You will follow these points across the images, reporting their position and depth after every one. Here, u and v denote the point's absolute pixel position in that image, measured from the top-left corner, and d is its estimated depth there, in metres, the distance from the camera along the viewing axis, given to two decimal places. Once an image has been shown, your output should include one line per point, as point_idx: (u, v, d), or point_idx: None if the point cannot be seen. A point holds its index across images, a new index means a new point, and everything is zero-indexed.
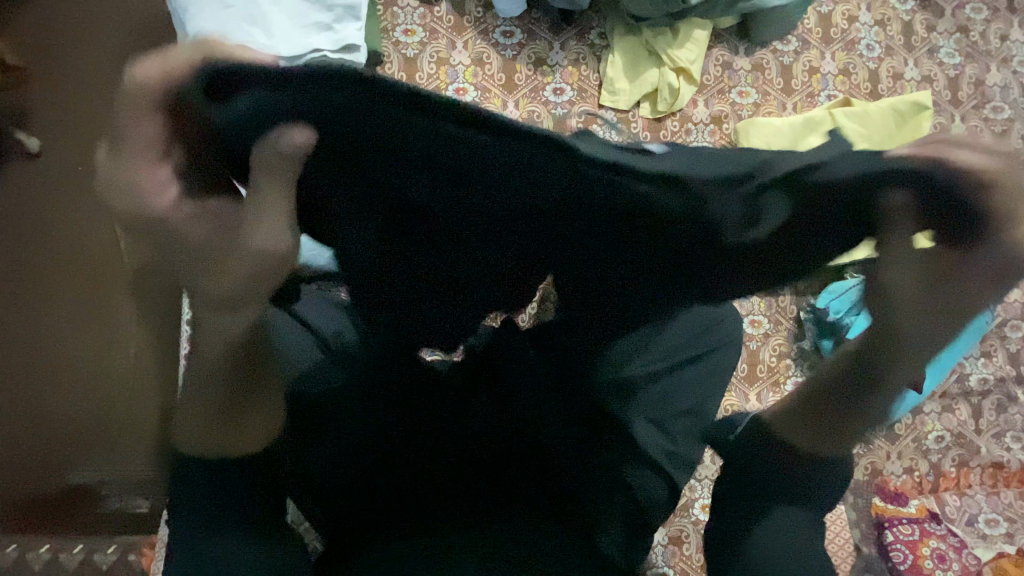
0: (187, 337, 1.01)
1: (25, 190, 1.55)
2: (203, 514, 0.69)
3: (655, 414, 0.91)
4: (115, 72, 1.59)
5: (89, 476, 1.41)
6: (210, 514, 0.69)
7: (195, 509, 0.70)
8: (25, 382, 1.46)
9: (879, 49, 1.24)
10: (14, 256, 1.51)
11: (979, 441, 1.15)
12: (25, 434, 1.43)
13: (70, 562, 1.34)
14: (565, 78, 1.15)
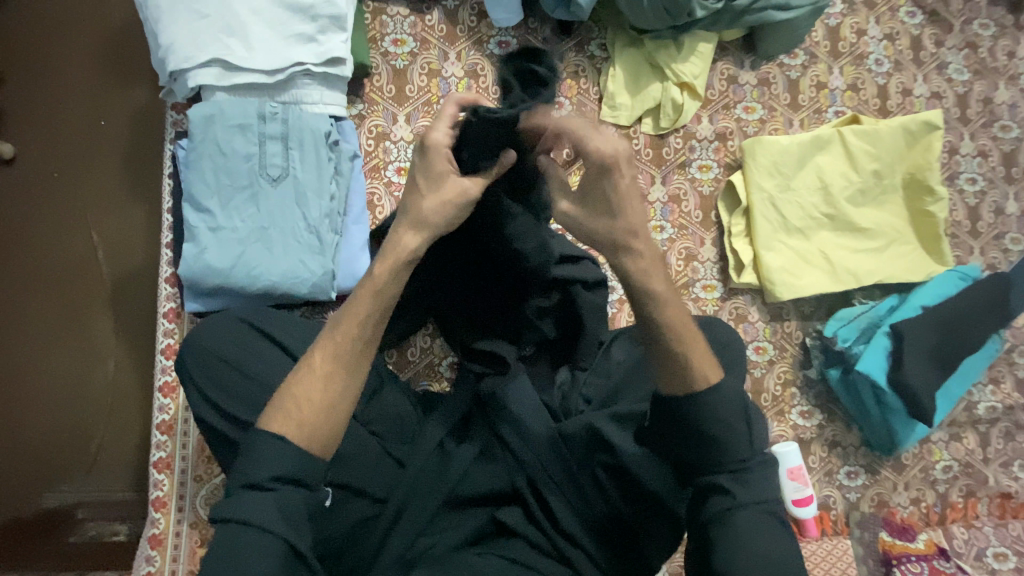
0: (163, 367, 0.95)
1: None
2: (262, 507, 0.62)
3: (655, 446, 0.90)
4: (90, 77, 1.52)
5: (67, 498, 1.35)
6: (272, 504, 0.62)
7: (252, 498, 0.62)
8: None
9: (888, 64, 1.19)
10: None
11: (987, 471, 1.12)
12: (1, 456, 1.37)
13: None
14: (563, 91, 1.09)
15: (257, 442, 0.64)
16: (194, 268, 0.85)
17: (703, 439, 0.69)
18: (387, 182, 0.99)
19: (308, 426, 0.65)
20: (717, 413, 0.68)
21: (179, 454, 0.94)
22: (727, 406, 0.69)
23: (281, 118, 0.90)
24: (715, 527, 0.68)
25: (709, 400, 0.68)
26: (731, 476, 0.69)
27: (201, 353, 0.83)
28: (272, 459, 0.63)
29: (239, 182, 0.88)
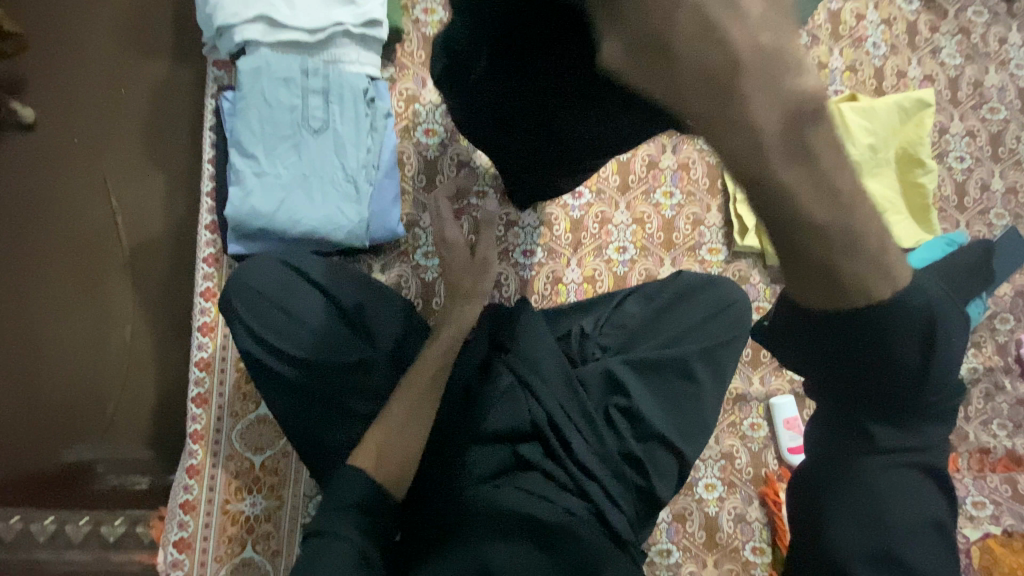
0: (202, 309, 1.01)
1: (20, 161, 1.50)
2: (338, 517, 0.69)
3: (661, 388, 1.00)
4: (114, 45, 1.56)
5: (85, 454, 1.38)
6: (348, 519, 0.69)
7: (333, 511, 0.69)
8: (22, 355, 1.43)
9: (885, 48, 1.27)
10: (12, 226, 1.48)
11: (967, 427, 1.21)
12: (23, 408, 1.40)
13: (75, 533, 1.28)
14: None
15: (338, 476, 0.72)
16: (239, 210, 0.91)
17: (864, 377, 0.48)
18: (416, 142, 1.08)
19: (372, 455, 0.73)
20: (887, 354, 0.46)
21: (216, 391, 1.00)
22: (909, 340, 0.45)
23: (324, 74, 0.96)
24: (844, 477, 0.56)
25: (888, 336, 0.45)
26: (885, 427, 0.52)
27: (246, 290, 0.85)
28: (351, 490, 0.71)
29: (283, 132, 0.94)
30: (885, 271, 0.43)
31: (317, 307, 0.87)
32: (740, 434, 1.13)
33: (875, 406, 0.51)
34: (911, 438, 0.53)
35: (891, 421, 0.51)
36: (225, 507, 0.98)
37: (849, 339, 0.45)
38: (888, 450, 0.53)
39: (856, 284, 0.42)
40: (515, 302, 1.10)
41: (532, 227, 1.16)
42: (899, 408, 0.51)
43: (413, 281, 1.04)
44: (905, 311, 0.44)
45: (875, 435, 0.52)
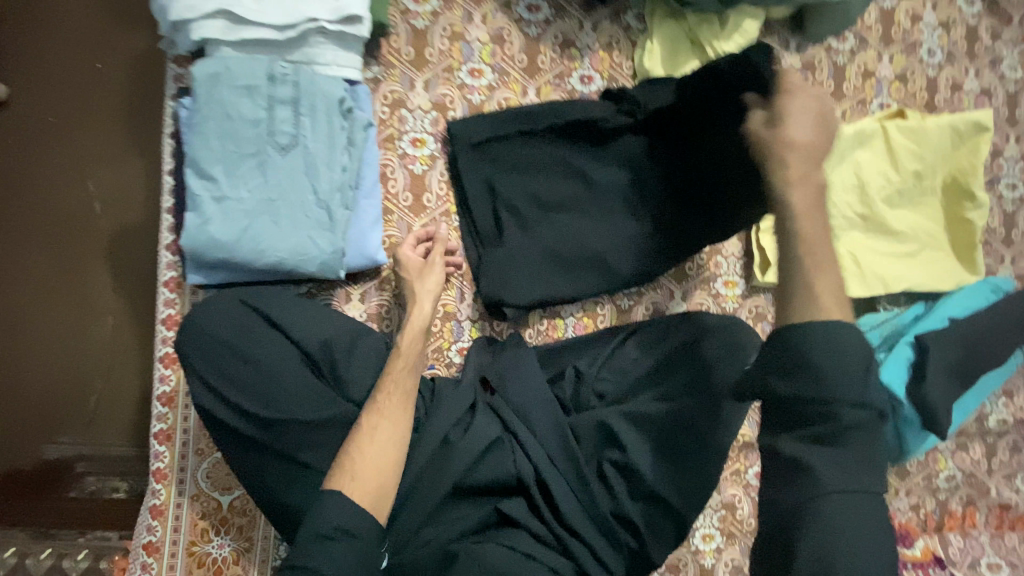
0: (163, 338, 0.92)
1: None
2: (327, 556, 0.63)
3: (666, 445, 0.88)
4: (83, 11, 1.34)
5: (63, 450, 1.23)
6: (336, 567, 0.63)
7: (320, 547, 0.63)
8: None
9: (941, 55, 1.11)
10: None
11: (989, 481, 1.12)
12: None
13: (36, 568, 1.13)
14: (593, 64, 1.02)
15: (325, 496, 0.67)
16: (197, 240, 0.80)
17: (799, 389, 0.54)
18: (401, 154, 0.96)
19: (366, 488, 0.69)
20: (815, 370, 0.53)
21: (180, 427, 0.93)
22: (845, 361, 0.53)
23: (293, 81, 0.84)
24: (801, 509, 0.52)
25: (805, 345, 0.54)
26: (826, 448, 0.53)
27: (202, 338, 0.79)
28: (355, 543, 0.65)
29: (246, 149, 0.82)
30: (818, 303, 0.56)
31: (282, 353, 0.80)
32: (743, 483, 1.06)
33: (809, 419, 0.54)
34: (844, 468, 0.52)
35: (826, 440, 0.53)
36: (190, 549, 0.92)
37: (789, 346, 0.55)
38: (829, 471, 0.52)
39: (795, 315, 0.56)
40: (507, 337, 1.02)
41: None
42: (835, 433, 0.52)
43: (395, 312, 0.95)
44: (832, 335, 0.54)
45: (814, 454, 0.53)
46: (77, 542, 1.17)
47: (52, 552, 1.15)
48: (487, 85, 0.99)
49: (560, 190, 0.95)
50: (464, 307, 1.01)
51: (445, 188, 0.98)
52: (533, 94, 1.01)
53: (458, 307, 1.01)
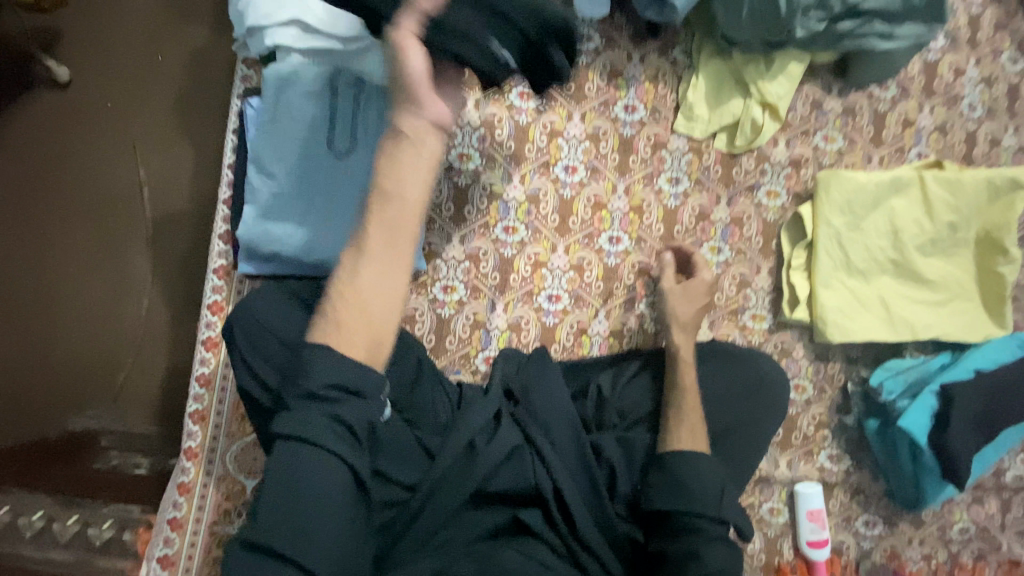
0: (208, 323, 0.95)
1: (30, 118, 1.37)
2: (315, 418, 0.64)
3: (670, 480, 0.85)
4: (154, 7, 1.41)
5: (94, 421, 1.27)
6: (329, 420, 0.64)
7: (309, 417, 0.64)
8: (20, 324, 1.30)
9: (981, 110, 1.13)
10: (14, 185, 1.35)
11: (1003, 537, 1.10)
12: (21, 378, 1.28)
13: (62, 534, 1.16)
14: (638, 94, 1.06)
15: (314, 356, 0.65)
16: (253, 232, 0.85)
17: (676, 490, 0.84)
18: (448, 167, 1.01)
19: (345, 327, 0.66)
20: (690, 483, 0.84)
21: (214, 409, 0.96)
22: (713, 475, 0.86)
23: (355, 91, 0.88)
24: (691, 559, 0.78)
25: (679, 463, 0.86)
26: (698, 537, 0.81)
27: (250, 325, 0.80)
28: (347, 397, 0.65)
29: (306, 151, 0.87)
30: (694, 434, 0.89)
31: None
32: (756, 518, 1.04)
33: (685, 512, 0.82)
34: (717, 545, 0.80)
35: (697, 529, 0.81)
36: (212, 529, 0.95)
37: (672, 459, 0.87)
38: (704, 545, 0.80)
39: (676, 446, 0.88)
40: (533, 350, 1.02)
41: (560, 270, 1.05)
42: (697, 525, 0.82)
43: (428, 317, 1.00)
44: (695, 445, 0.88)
45: (693, 543, 0.80)
46: (100, 512, 1.20)
47: (78, 520, 1.17)
48: (534, 108, 1.04)
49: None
50: (495, 317, 1.03)
51: (487, 202, 1.03)
52: (578, 119, 1.05)
53: (488, 316, 1.03)
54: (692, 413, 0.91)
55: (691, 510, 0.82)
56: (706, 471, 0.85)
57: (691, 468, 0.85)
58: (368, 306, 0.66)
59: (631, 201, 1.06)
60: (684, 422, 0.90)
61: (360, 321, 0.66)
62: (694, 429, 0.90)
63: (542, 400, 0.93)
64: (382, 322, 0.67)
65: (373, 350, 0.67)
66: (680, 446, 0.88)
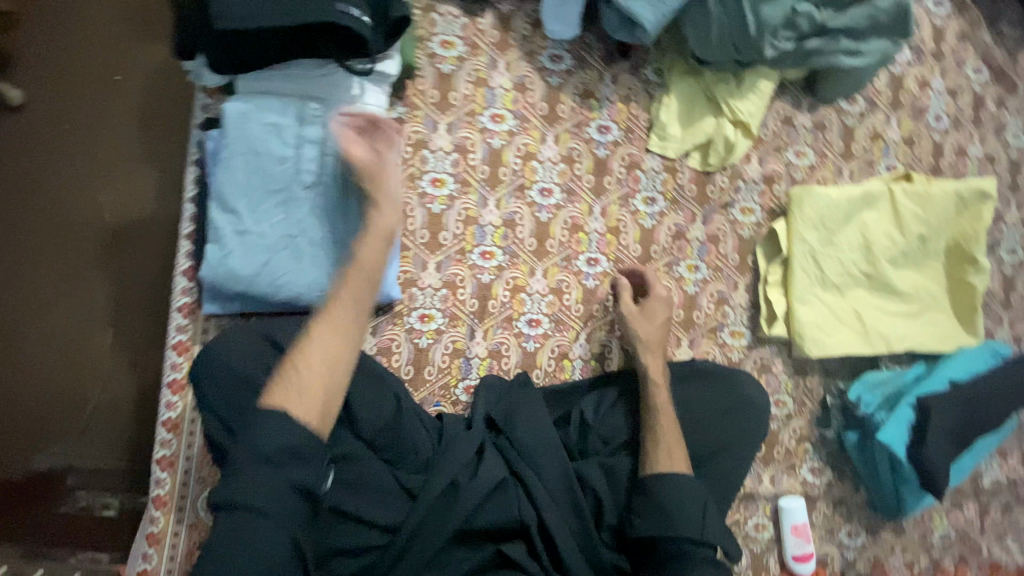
0: (173, 364, 0.91)
1: None
2: (258, 484, 0.62)
3: (655, 510, 0.84)
4: (112, 26, 1.36)
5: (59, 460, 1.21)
6: (283, 482, 0.63)
7: (254, 480, 0.62)
8: None
9: (947, 121, 1.15)
10: None
11: (982, 541, 1.12)
12: None
13: None
14: (611, 115, 1.05)
15: (264, 415, 0.65)
16: (217, 272, 0.82)
17: (656, 516, 0.84)
18: (421, 193, 0.99)
19: (310, 391, 0.68)
20: (673, 511, 0.83)
21: (183, 454, 0.92)
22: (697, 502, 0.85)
23: (322, 122, 0.86)
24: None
25: (662, 490, 0.85)
26: (681, 562, 0.82)
27: (216, 373, 0.77)
28: (291, 443, 0.64)
29: (272, 186, 0.84)
30: (674, 457, 0.88)
31: None
32: (743, 536, 1.04)
33: (669, 539, 0.82)
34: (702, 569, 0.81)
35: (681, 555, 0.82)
36: None
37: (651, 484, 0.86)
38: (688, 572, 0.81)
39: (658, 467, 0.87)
40: (515, 376, 1.00)
41: (539, 294, 1.03)
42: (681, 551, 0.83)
43: (405, 347, 0.97)
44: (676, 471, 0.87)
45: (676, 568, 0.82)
46: (70, 563, 1.15)
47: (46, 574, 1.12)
48: (507, 130, 1.02)
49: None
50: (475, 344, 1.00)
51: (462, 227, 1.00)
52: (551, 141, 1.03)
53: (468, 344, 1.00)
54: (669, 431, 0.90)
55: (675, 538, 0.82)
56: (689, 494, 0.85)
57: (674, 494, 0.85)
58: (322, 366, 0.70)
59: (607, 223, 1.05)
60: (665, 445, 0.89)
61: (320, 376, 0.69)
62: (674, 452, 0.89)
63: (525, 431, 0.91)
64: (339, 382, 0.70)
65: (328, 402, 0.69)
66: (660, 469, 0.87)
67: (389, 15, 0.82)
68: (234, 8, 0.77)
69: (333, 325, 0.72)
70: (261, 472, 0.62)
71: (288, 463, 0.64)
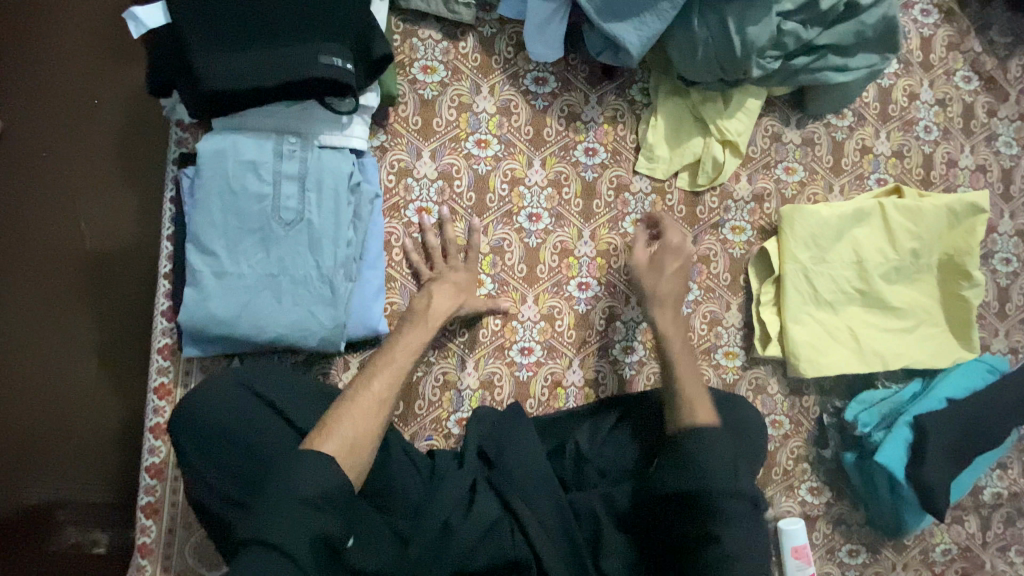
0: (156, 408, 0.89)
1: None
2: (292, 519, 0.61)
3: (683, 468, 0.80)
4: (80, 42, 1.28)
5: (48, 493, 1.17)
6: (312, 521, 0.62)
7: (286, 515, 0.62)
8: None
9: (937, 132, 1.14)
10: None
11: (983, 554, 1.12)
12: None
13: None
14: (598, 136, 1.03)
15: (302, 458, 0.67)
16: (196, 316, 0.79)
17: (684, 468, 0.80)
18: (406, 222, 0.97)
19: (356, 441, 0.72)
20: (705, 462, 0.79)
21: (168, 500, 0.89)
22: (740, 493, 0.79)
23: (300, 157, 0.83)
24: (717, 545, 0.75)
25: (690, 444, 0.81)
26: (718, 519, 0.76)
27: (196, 434, 0.75)
28: (323, 476, 0.66)
29: (249, 225, 0.81)
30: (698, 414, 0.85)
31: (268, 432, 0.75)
32: None
33: (704, 490, 0.77)
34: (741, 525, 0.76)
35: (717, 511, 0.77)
36: None
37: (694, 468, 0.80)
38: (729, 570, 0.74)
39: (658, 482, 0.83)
40: (508, 407, 0.98)
41: (531, 321, 1.01)
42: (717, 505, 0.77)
43: None
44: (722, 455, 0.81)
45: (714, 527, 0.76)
46: None
47: None
48: (493, 156, 1.00)
49: (223, 34, 0.77)
50: (466, 375, 0.99)
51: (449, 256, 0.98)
52: (538, 165, 1.01)
53: (459, 375, 0.99)
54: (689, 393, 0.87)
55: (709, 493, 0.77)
56: (719, 447, 0.81)
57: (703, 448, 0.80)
58: (363, 419, 0.74)
59: (597, 246, 1.03)
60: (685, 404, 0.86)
61: (361, 424, 0.74)
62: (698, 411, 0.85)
63: (520, 464, 0.89)
64: (375, 431, 0.74)
65: (357, 448, 0.72)
66: (689, 427, 0.83)
67: (373, 53, 0.82)
68: (215, 61, 0.77)
69: (376, 383, 0.78)
70: (298, 508, 0.62)
71: (325, 507, 0.64)
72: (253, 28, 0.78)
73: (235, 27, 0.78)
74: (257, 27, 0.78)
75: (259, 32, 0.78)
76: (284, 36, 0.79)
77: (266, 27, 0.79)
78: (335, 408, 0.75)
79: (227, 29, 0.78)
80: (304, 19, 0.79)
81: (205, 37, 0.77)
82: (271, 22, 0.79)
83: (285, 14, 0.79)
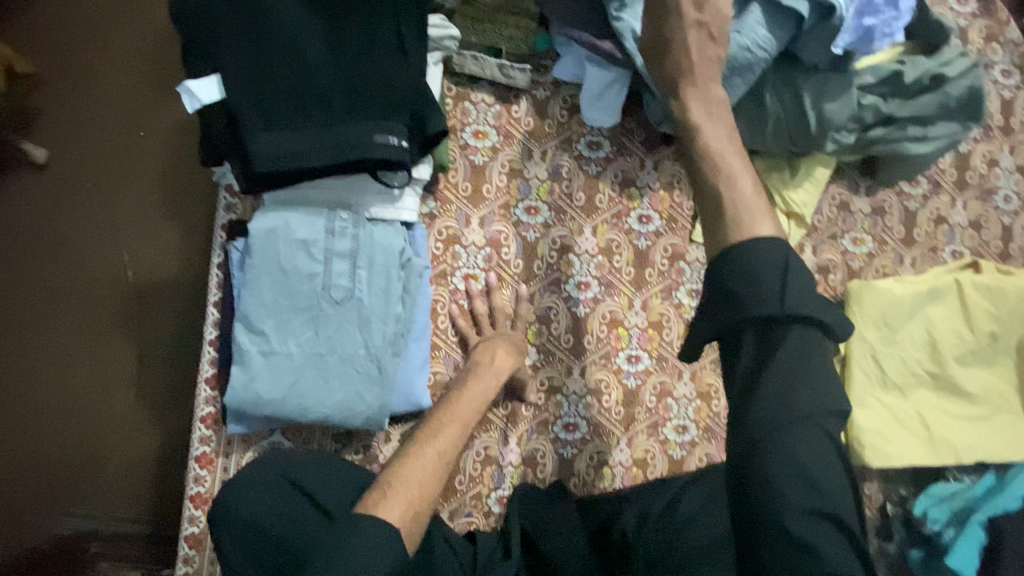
0: (196, 477, 0.86)
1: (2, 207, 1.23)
2: None
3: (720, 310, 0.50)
4: (132, 79, 1.28)
5: (83, 523, 1.16)
6: None
7: None
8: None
9: (1018, 202, 1.06)
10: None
11: None
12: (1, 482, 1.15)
13: None
14: (653, 203, 0.99)
15: (358, 518, 0.61)
16: (241, 397, 0.77)
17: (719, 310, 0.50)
18: (453, 290, 0.93)
19: (417, 506, 0.67)
20: (747, 295, 0.48)
21: (206, 571, 0.88)
22: (814, 402, 0.47)
23: (352, 233, 0.81)
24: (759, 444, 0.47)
25: (733, 275, 0.49)
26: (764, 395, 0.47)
27: (234, 525, 0.73)
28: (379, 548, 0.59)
29: (299, 304, 0.79)
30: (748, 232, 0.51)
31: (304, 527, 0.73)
32: None
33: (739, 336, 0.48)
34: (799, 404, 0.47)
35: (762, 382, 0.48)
36: None
37: (745, 419, 0.48)
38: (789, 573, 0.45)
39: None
40: (551, 486, 0.94)
41: (577, 394, 0.97)
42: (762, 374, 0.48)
43: None
44: (779, 347, 0.48)
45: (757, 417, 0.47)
46: None
47: None
48: (543, 223, 0.96)
49: (278, 108, 0.76)
50: (508, 451, 0.95)
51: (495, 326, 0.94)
52: (589, 233, 0.97)
53: (501, 451, 0.95)
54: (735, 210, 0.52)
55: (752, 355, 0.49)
56: (774, 279, 0.48)
57: (749, 286, 0.49)
58: (421, 481, 0.69)
59: (649, 317, 0.99)
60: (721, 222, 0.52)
61: (422, 484, 0.69)
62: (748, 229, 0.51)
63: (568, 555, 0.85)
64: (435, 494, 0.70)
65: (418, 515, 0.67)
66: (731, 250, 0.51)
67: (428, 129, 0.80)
68: (270, 140, 0.75)
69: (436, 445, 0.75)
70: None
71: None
72: (309, 102, 0.77)
73: (291, 101, 0.76)
74: (312, 101, 0.77)
75: (314, 106, 0.77)
76: (339, 110, 0.77)
77: (323, 102, 0.77)
78: (397, 465, 0.71)
79: (283, 103, 0.76)
80: (361, 95, 0.78)
81: (259, 111, 0.75)
82: (327, 97, 0.77)
83: (343, 87, 0.78)
